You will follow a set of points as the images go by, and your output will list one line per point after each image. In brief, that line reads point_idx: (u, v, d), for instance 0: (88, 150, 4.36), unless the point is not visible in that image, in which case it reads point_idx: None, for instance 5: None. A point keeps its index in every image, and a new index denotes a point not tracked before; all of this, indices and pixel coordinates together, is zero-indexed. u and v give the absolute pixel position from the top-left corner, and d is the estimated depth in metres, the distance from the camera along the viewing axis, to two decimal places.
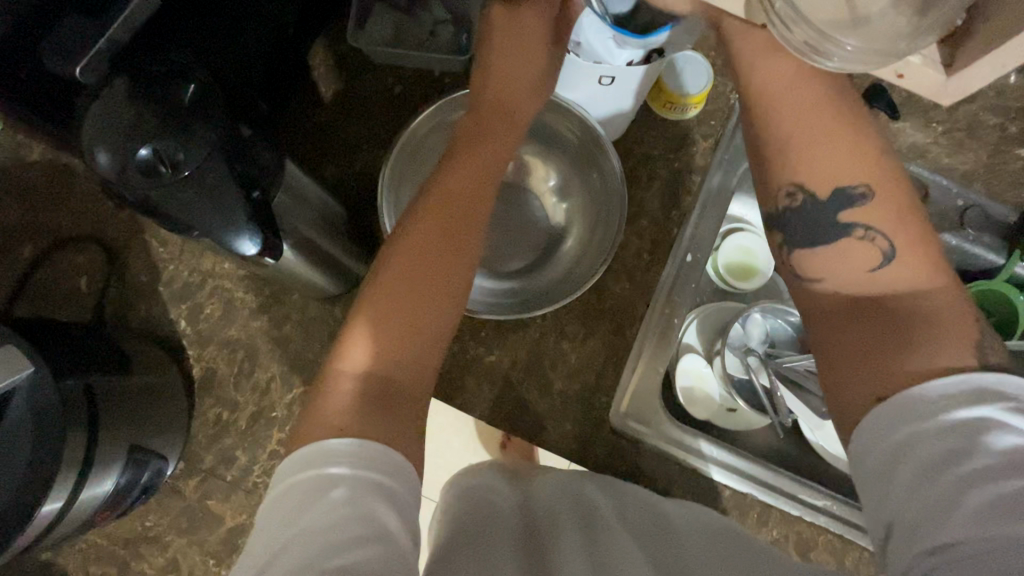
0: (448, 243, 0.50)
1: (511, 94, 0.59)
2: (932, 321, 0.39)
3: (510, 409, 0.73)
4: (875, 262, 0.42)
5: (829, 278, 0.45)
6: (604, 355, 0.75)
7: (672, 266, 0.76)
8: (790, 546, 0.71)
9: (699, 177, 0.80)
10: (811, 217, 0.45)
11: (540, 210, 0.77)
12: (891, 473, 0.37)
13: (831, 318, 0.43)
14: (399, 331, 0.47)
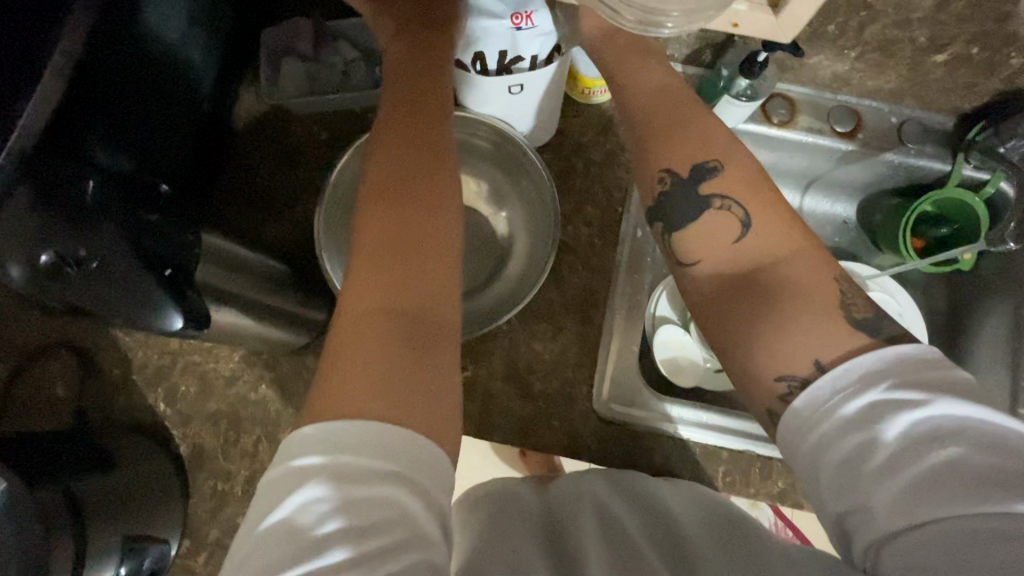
0: (421, 156, 0.50)
1: (414, 41, 0.57)
2: (798, 288, 0.45)
3: (495, 421, 0.73)
4: (737, 228, 0.48)
5: (705, 258, 0.50)
6: (577, 346, 0.75)
7: (623, 246, 0.78)
8: (800, 495, 0.71)
9: (633, 153, 0.80)
10: (681, 198, 0.52)
11: (483, 222, 0.78)
12: (818, 472, 0.40)
13: (721, 304, 0.48)
14: (406, 256, 0.45)
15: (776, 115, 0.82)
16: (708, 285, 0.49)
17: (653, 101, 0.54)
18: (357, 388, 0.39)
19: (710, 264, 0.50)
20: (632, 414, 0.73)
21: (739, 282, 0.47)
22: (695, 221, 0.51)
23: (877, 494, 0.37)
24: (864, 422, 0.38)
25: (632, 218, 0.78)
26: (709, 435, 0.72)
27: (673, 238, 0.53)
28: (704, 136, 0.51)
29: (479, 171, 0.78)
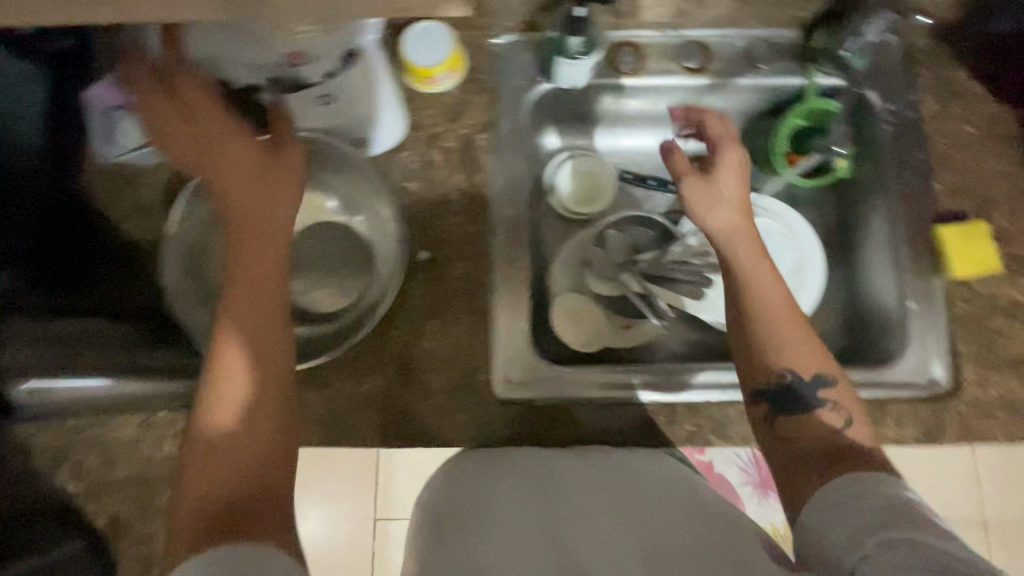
0: (259, 304, 0.60)
1: (227, 170, 0.61)
2: (866, 450, 0.56)
3: (400, 427, 0.72)
4: (839, 425, 0.59)
5: (792, 442, 0.60)
6: (468, 337, 0.74)
7: (495, 228, 0.77)
8: (706, 431, 0.73)
9: (488, 134, 0.79)
10: (796, 399, 0.61)
11: (342, 232, 0.79)
12: (828, 525, 0.48)
13: (813, 453, 0.57)
14: (255, 383, 0.58)
15: (623, 63, 0.82)
16: (807, 440, 0.59)
17: (776, 309, 0.63)
18: (197, 474, 0.54)
19: (803, 448, 0.58)
20: (524, 389, 0.73)
21: (834, 447, 0.57)
22: (806, 409, 0.60)
23: (842, 544, 0.45)
24: (845, 506, 0.48)
25: (499, 198, 0.78)
26: (614, 391, 0.73)
27: (778, 417, 0.62)
28: (822, 355, 0.62)
29: (327, 186, 0.78)
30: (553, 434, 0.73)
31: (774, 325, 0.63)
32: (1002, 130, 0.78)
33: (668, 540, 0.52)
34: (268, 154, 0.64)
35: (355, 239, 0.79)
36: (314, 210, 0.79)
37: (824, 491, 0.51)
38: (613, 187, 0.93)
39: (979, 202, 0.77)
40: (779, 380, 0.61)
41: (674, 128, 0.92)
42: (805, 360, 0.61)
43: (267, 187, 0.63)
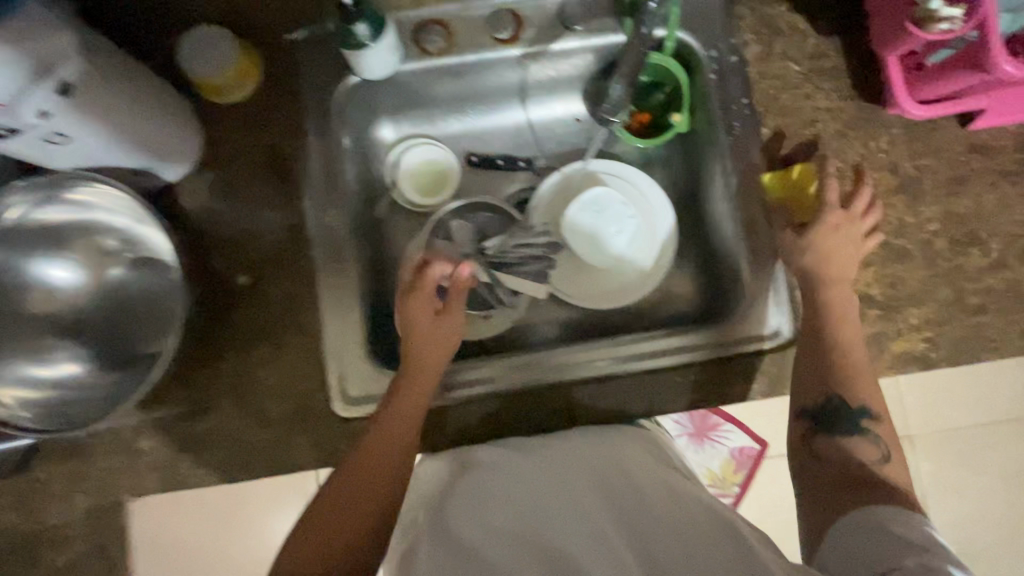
0: (404, 439, 0.63)
1: (418, 368, 0.68)
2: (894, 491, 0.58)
3: (241, 461, 0.70)
4: (875, 459, 0.62)
5: (857, 453, 0.62)
6: (300, 358, 0.72)
7: (315, 241, 0.74)
8: (553, 417, 0.73)
9: (295, 141, 0.75)
10: (846, 423, 0.64)
11: (128, 270, 0.72)
12: (877, 539, 0.52)
13: (847, 483, 0.59)
14: (368, 488, 0.61)
15: (430, 45, 0.78)
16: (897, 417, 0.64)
17: (854, 335, 0.68)
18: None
19: (823, 471, 0.62)
20: (500, 380, 0.73)
21: (858, 477, 0.60)
22: (851, 433, 0.64)
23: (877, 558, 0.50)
24: (872, 533, 0.53)
25: (315, 208, 0.74)
26: (590, 369, 0.73)
27: (818, 435, 0.65)
28: (860, 376, 0.66)
29: (103, 225, 0.70)
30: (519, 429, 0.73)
31: (850, 331, 0.68)
32: (824, 63, 0.75)
33: (650, 516, 0.58)
34: (439, 312, 0.71)
35: (143, 275, 0.72)
36: (95, 253, 0.72)
37: (848, 517, 0.56)
38: (459, 171, 0.87)
39: (808, 143, 0.75)
40: (826, 399, 0.66)
41: (516, 104, 0.87)
42: (813, 388, 0.67)
43: (425, 382, 0.67)
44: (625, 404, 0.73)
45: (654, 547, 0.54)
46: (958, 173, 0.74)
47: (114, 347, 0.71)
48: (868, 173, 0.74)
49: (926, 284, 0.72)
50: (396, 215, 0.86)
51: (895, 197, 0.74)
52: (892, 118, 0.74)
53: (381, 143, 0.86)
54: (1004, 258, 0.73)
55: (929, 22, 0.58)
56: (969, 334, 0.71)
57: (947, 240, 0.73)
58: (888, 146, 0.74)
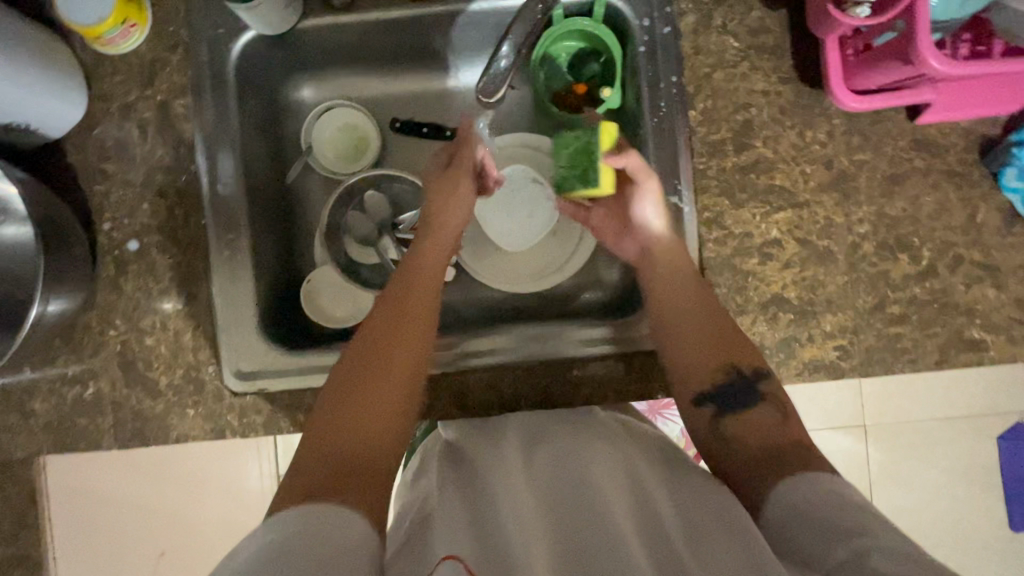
0: (404, 363, 0.58)
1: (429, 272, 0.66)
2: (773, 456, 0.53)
3: (131, 429, 0.70)
4: (760, 425, 0.56)
5: (738, 446, 0.56)
6: (190, 328, 0.70)
7: (208, 207, 0.71)
8: (449, 404, 0.71)
9: (188, 99, 0.71)
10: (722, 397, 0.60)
11: (8, 228, 0.70)
12: (800, 525, 0.46)
13: (744, 445, 0.56)
14: (388, 402, 0.55)
15: None
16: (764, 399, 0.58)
17: (688, 326, 0.64)
18: (319, 460, 0.50)
19: (734, 449, 0.56)
20: (499, 354, 0.71)
21: (748, 452, 0.55)
22: (746, 407, 0.58)
23: (817, 549, 0.43)
24: (797, 521, 0.46)
25: (207, 174, 0.71)
26: (565, 346, 0.71)
27: (721, 420, 0.59)
28: (737, 347, 0.62)
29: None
30: (455, 411, 0.71)
31: (676, 318, 0.65)
32: (764, 40, 0.69)
33: (657, 509, 0.51)
34: (429, 249, 0.69)
35: (18, 234, 0.69)
36: None
37: (781, 488, 0.49)
38: (378, 137, 0.82)
39: (739, 129, 0.69)
40: (725, 377, 0.60)
41: (440, 69, 0.81)
42: (698, 375, 0.61)
43: (430, 301, 0.64)
44: (525, 396, 0.71)
45: (669, 536, 0.49)
46: (895, 172, 0.68)
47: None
48: (799, 165, 0.69)
49: (846, 289, 0.68)
50: (310, 182, 0.82)
51: (826, 193, 0.68)
52: (833, 106, 0.68)
53: (299, 104, 0.82)
54: (933, 266, 0.68)
55: (850, 5, 0.57)
56: (884, 344, 0.68)
57: (876, 243, 0.68)
58: (825, 137, 0.68)
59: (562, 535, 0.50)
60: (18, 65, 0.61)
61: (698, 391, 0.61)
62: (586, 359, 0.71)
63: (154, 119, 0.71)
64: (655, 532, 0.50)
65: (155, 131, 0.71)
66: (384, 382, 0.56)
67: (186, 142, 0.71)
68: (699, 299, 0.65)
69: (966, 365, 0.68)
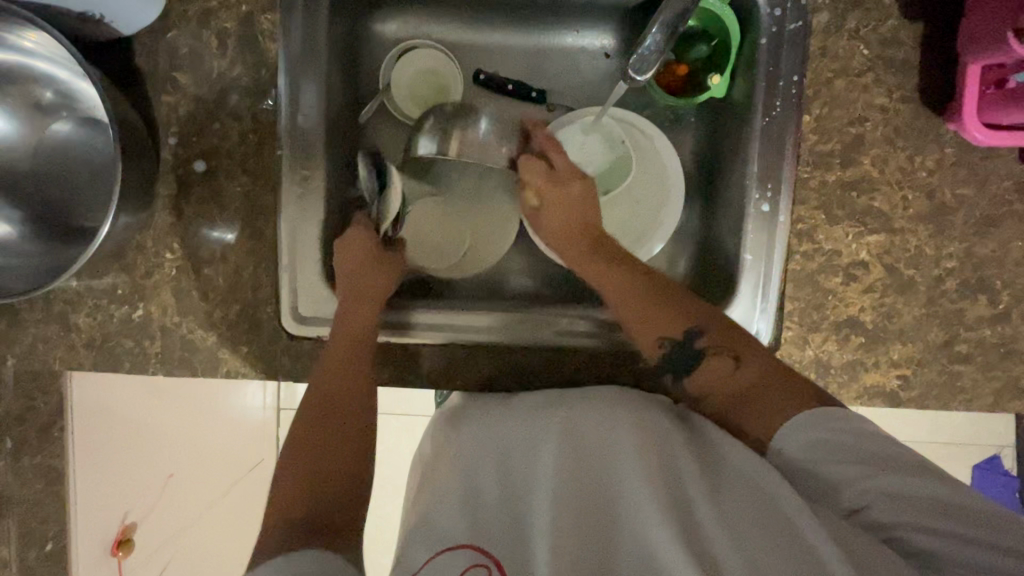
0: (318, 410, 0.63)
1: (365, 278, 0.67)
2: (755, 398, 0.58)
3: (177, 357, 0.67)
4: (730, 363, 0.61)
5: (711, 389, 0.62)
6: (252, 264, 0.67)
7: (283, 136, 0.66)
8: (507, 378, 0.70)
9: (276, 15, 0.66)
10: (679, 353, 0.64)
11: (67, 128, 0.65)
12: (824, 464, 0.52)
13: (744, 390, 0.59)
14: (310, 455, 0.61)
15: None
16: (748, 358, 0.61)
17: (617, 286, 0.67)
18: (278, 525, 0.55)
19: (721, 393, 0.61)
20: (490, 333, 0.68)
21: (738, 393, 0.60)
22: (699, 361, 0.63)
23: (837, 481, 0.51)
24: (812, 460, 0.53)
25: (286, 101, 0.66)
26: (540, 336, 0.68)
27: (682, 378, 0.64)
28: (675, 313, 0.64)
29: (35, 70, 0.62)
30: (513, 386, 0.70)
31: (611, 287, 0.67)
32: (894, 53, 0.66)
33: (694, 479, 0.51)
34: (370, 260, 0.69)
35: (81, 135, 0.65)
36: (28, 107, 0.64)
37: (781, 431, 0.55)
38: (461, 87, 0.77)
39: (849, 143, 0.67)
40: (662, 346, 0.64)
41: (539, 25, 0.77)
42: (647, 333, 0.65)
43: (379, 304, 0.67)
44: (585, 377, 0.70)
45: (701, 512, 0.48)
46: (994, 212, 0.67)
47: (42, 212, 0.65)
48: (902, 190, 0.67)
49: (920, 322, 0.68)
50: (383, 124, 0.77)
51: (922, 223, 0.67)
52: (948, 134, 0.66)
53: (381, 37, 0.76)
54: (1009, 311, 0.68)
55: None
56: (945, 380, 0.68)
57: (959, 280, 0.68)
58: (933, 165, 0.67)
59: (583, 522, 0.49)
60: None
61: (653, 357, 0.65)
62: (631, 352, 0.69)
63: (238, 34, 0.66)
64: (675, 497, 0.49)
65: (238, 47, 0.66)
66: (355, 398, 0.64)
67: (270, 64, 0.66)
68: (646, 297, 0.66)
69: (1018, 411, 0.69)
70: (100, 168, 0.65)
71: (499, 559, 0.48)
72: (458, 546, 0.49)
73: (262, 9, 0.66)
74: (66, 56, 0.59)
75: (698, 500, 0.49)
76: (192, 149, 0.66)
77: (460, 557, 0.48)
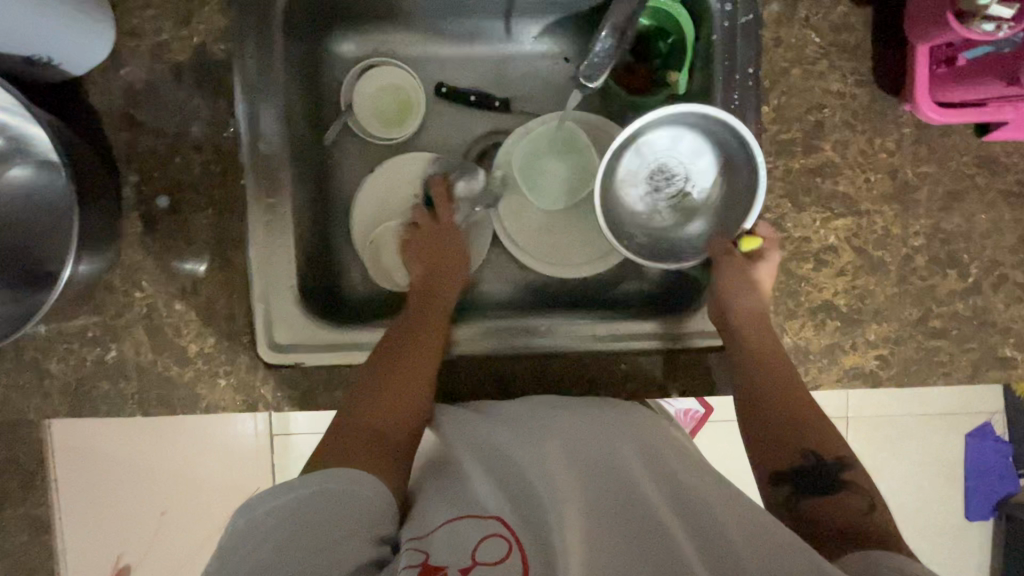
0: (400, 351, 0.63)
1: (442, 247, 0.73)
2: (875, 533, 0.52)
3: (156, 395, 0.66)
4: (863, 509, 0.56)
5: (818, 516, 0.56)
6: (225, 295, 0.66)
7: (247, 165, 0.66)
8: (493, 388, 0.70)
9: (229, 44, 0.65)
10: (811, 480, 0.59)
11: (25, 173, 0.64)
12: (879, 556, 0.47)
13: (862, 524, 0.54)
14: (377, 393, 0.60)
15: None
16: (885, 515, 0.55)
17: (774, 383, 0.64)
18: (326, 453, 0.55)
19: (826, 522, 0.56)
20: (491, 341, 0.69)
21: (860, 526, 0.54)
22: (832, 490, 0.58)
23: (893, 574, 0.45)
24: (876, 556, 0.47)
25: (246, 130, 0.65)
26: (561, 343, 0.69)
27: (801, 500, 0.58)
28: (823, 435, 0.61)
29: None
30: (500, 394, 0.70)
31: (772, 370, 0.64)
32: (846, 38, 0.67)
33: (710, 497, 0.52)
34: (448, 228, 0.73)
35: (38, 180, 0.64)
36: None
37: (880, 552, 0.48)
38: (424, 102, 0.76)
39: (809, 130, 0.67)
40: (800, 458, 0.60)
41: (498, 34, 0.77)
42: (776, 444, 0.61)
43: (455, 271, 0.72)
44: (574, 381, 0.70)
45: (723, 523, 0.49)
46: (956, 187, 0.68)
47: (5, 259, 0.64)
48: (865, 172, 0.68)
49: (894, 301, 0.69)
50: (349, 144, 0.77)
51: (887, 204, 0.68)
52: (905, 114, 0.67)
53: (340, 58, 0.76)
54: (979, 284, 0.69)
55: (975, 19, 0.55)
56: (923, 356, 0.69)
57: (928, 257, 0.69)
58: (893, 146, 0.68)
59: (602, 519, 0.51)
60: None
61: (787, 463, 0.60)
62: (616, 353, 0.70)
63: (193, 65, 0.65)
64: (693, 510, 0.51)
65: (193, 78, 0.65)
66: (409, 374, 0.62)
67: (227, 93, 0.65)
68: (791, 404, 0.63)
69: (995, 380, 0.70)
70: (61, 212, 0.64)
71: (518, 531, 0.48)
72: (485, 517, 0.50)
73: (213, 39, 0.65)
74: (11, 105, 0.58)
75: (715, 510, 0.50)
76: (153, 185, 0.65)
77: (484, 526, 0.49)
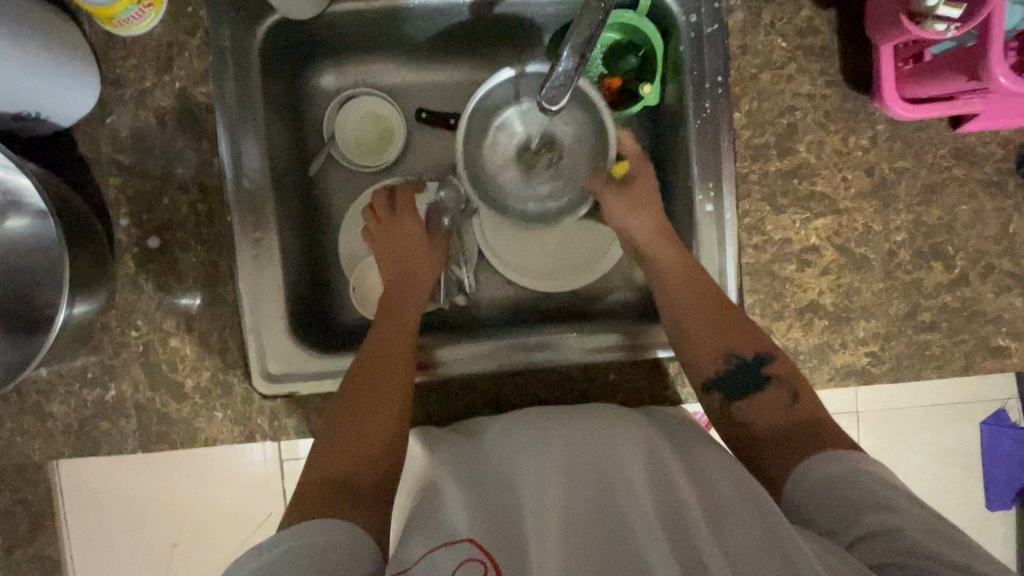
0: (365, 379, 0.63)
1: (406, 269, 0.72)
2: (807, 433, 0.57)
3: (155, 431, 0.68)
4: (788, 400, 0.60)
5: (754, 420, 0.61)
6: (217, 330, 0.68)
7: (233, 202, 0.68)
8: (484, 406, 0.70)
9: (210, 87, 0.67)
10: (743, 381, 0.62)
11: (20, 225, 0.66)
12: (834, 489, 0.51)
13: (795, 427, 0.58)
14: (348, 426, 0.60)
15: None
16: (812, 406, 0.60)
17: (693, 298, 0.65)
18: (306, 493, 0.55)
19: (760, 428, 0.60)
20: (479, 362, 0.70)
21: (792, 427, 0.58)
22: (759, 386, 0.62)
23: (848, 510, 0.49)
24: (830, 488, 0.51)
25: (229, 168, 0.67)
26: (542, 359, 0.70)
27: (732, 402, 0.62)
28: (744, 332, 0.64)
29: None
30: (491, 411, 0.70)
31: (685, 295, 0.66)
32: (812, 41, 0.68)
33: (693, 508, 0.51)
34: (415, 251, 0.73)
35: (32, 231, 0.66)
36: None
37: (811, 465, 0.53)
38: (404, 129, 0.78)
39: (782, 133, 0.68)
40: (726, 362, 0.63)
41: (472, 58, 0.78)
42: (705, 354, 0.64)
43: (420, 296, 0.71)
44: (563, 394, 0.70)
45: (703, 544, 0.48)
46: (935, 180, 0.68)
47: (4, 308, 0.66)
48: (841, 171, 0.68)
49: (880, 297, 0.69)
50: (333, 173, 0.78)
51: (866, 201, 0.68)
52: (877, 112, 0.68)
53: (320, 90, 0.78)
54: (966, 274, 0.69)
55: (927, 18, 0.56)
56: (914, 350, 0.69)
57: (912, 251, 0.69)
58: (868, 143, 0.68)
59: (579, 539, 0.51)
60: (28, 49, 0.56)
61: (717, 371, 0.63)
62: (603, 364, 0.70)
63: (176, 109, 0.67)
64: (675, 527, 0.50)
65: (176, 122, 0.67)
66: (381, 404, 0.61)
67: (210, 134, 0.68)
68: (716, 317, 0.65)
69: (990, 371, 0.70)
70: (54, 260, 0.66)
71: (495, 556, 0.48)
72: (458, 541, 0.49)
73: (195, 83, 0.67)
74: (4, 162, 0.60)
75: (697, 528, 0.50)
76: (144, 227, 0.67)
77: (459, 552, 0.48)
